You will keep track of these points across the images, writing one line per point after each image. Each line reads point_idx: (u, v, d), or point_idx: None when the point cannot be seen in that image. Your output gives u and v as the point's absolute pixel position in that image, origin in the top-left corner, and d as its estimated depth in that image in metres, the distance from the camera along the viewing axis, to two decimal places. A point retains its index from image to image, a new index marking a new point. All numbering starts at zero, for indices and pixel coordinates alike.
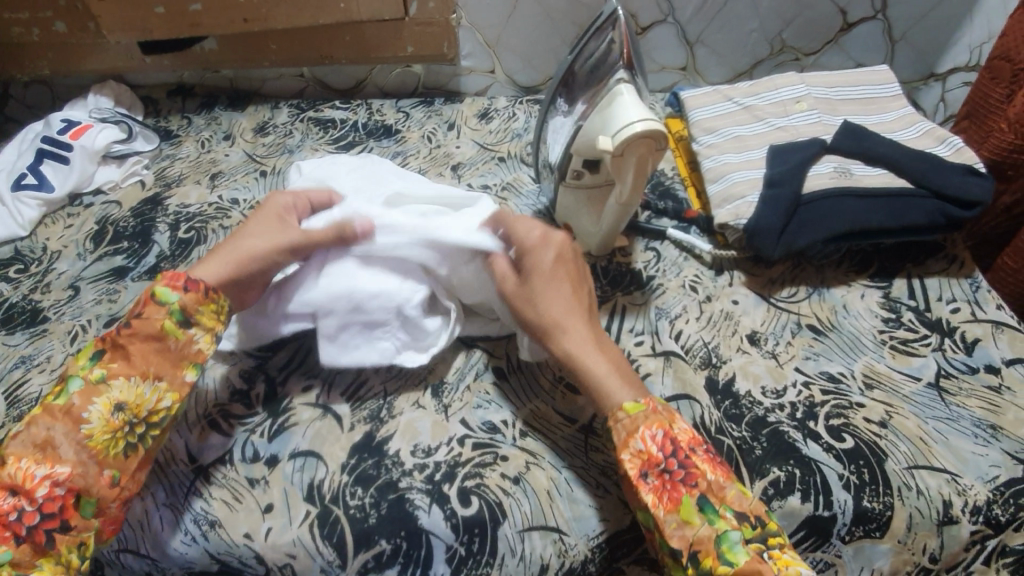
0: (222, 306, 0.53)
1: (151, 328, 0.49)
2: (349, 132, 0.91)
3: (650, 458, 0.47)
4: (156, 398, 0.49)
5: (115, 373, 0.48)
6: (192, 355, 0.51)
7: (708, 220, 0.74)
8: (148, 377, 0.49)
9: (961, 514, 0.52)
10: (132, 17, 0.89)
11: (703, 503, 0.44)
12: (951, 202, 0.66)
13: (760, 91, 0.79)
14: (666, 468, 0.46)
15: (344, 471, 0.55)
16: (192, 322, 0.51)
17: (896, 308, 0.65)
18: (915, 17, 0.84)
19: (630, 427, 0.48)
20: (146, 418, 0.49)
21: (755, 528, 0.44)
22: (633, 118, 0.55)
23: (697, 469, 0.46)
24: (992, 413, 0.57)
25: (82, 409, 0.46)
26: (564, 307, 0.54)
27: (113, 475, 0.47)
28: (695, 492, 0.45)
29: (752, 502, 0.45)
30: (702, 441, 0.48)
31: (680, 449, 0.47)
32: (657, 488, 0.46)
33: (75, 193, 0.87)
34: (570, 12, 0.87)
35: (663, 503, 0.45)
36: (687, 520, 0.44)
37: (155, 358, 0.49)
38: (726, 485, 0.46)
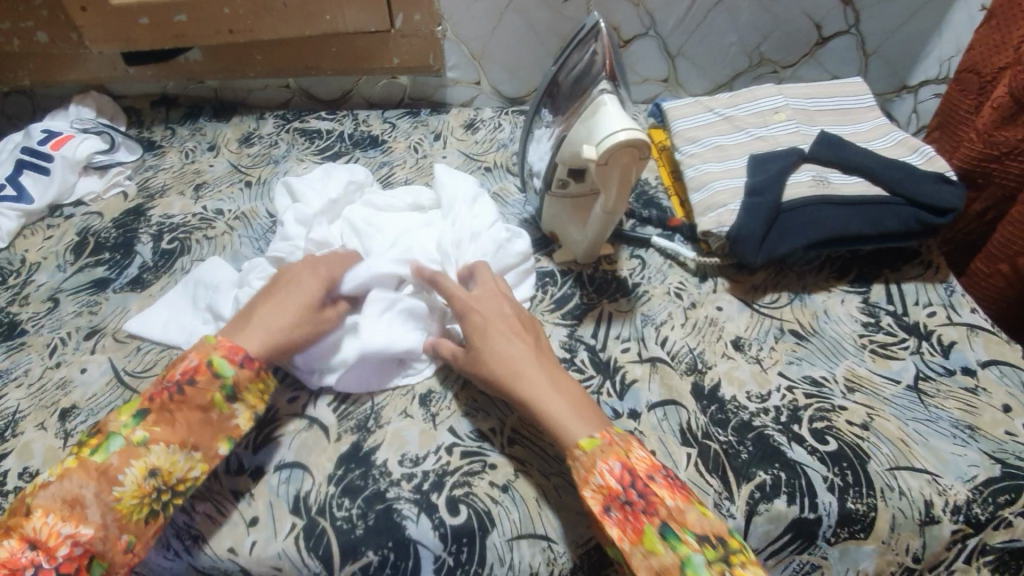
0: (268, 385, 0.54)
1: (202, 399, 0.50)
2: (336, 143, 0.91)
3: (611, 491, 0.47)
4: (188, 467, 0.49)
5: (157, 438, 0.49)
6: (230, 429, 0.51)
7: (691, 228, 0.75)
8: (186, 445, 0.49)
9: (942, 514, 0.53)
10: (115, 28, 0.88)
11: (664, 530, 0.45)
12: (925, 209, 0.68)
13: (740, 102, 0.81)
14: (626, 500, 0.47)
15: (331, 483, 0.54)
16: (238, 398, 0.52)
17: (875, 313, 0.67)
18: (886, 31, 0.87)
19: (587, 463, 0.48)
20: (173, 485, 0.49)
21: (718, 549, 0.44)
22: (616, 128, 0.56)
23: (656, 497, 0.46)
24: (969, 414, 0.58)
25: (118, 470, 0.47)
26: (515, 350, 0.55)
27: (128, 540, 0.47)
28: (656, 520, 0.45)
29: (713, 523, 0.46)
30: (659, 466, 0.49)
31: (638, 479, 0.47)
32: (620, 521, 0.46)
33: (56, 204, 0.86)
34: (554, 25, 0.88)
35: (627, 535, 0.46)
36: (652, 549, 0.45)
37: (198, 428, 0.50)
38: (686, 510, 0.46)
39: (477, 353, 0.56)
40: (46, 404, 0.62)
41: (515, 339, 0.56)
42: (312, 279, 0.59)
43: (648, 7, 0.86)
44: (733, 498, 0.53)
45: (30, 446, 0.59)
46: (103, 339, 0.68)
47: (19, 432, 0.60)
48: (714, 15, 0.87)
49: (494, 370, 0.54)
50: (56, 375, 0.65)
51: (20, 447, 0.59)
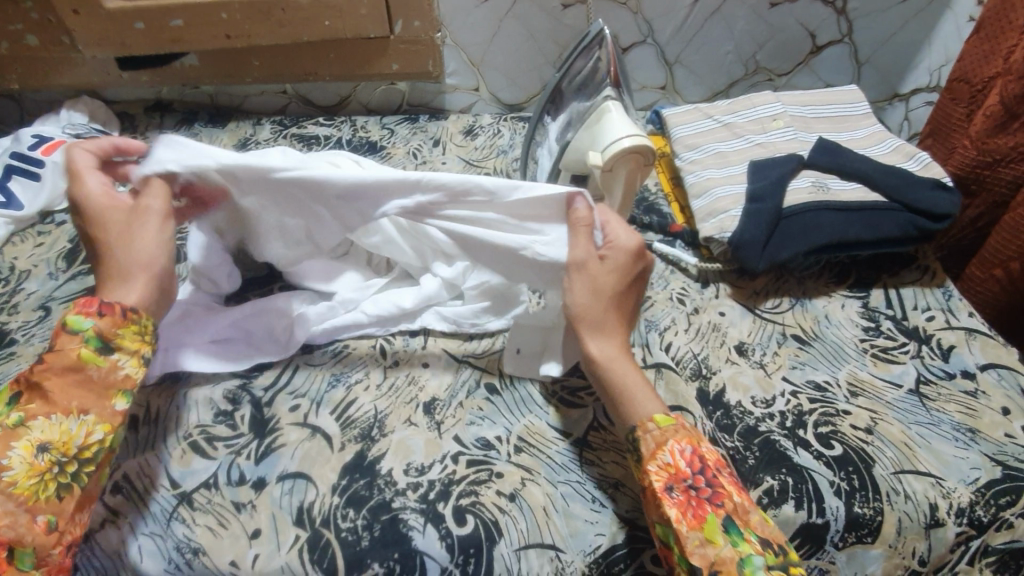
0: (144, 325, 0.52)
1: (64, 359, 0.48)
2: (333, 149, 0.91)
3: (678, 472, 0.48)
4: (85, 432, 0.48)
5: (33, 414, 0.47)
6: (119, 382, 0.50)
7: (693, 233, 0.75)
8: (71, 412, 0.48)
9: (947, 517, 0.53)
10: (109, 33, 0.87)
11: (728, 524, 0.45)
12: (923, 214, 0.69)
13: (739, 110, 0.82)
14: (692, 485, 0.47)
15: (335, 493, 0.53)
16: (113, 347, 0.50)
17: (875, 317, 0.68)
18: (878, 41, 0.89)
19: (659, 438, 0.50)
20: (75, 454, 0.47)
21: (779, 556, 0.44)
22: (621, 134, 0.56)
23: (724, 489, 0.47)
24: (969, 417, 0.59)
25: (2, 455, 0.45)
26: (606, 306, 0.55)
27: (49, 520, 0.46)
28: (721, 512, 0.46)
29: (775, 530, 0.46)
30: (726, 463, 0.49)
31: (708, 468, 0.48)
32: (681, 504, 0.47)
33: (46, 211, 0.84)
34: (553, 33, 0.89)
35: (687, 519, 0.46)
36: (710, 539, 0.45)
37: (76, 391, 0.48)
38: (751, 510, 0.46)
39: (591, 290, 0.55)
40: None
41: (625, 301, 0.57)
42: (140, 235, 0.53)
43: (646, 15, 0.87)
44: None
45: None
46: None
47: None
48: (711, 23, 0.88)
49: (591, 316, 0.55)
50: None
51: None
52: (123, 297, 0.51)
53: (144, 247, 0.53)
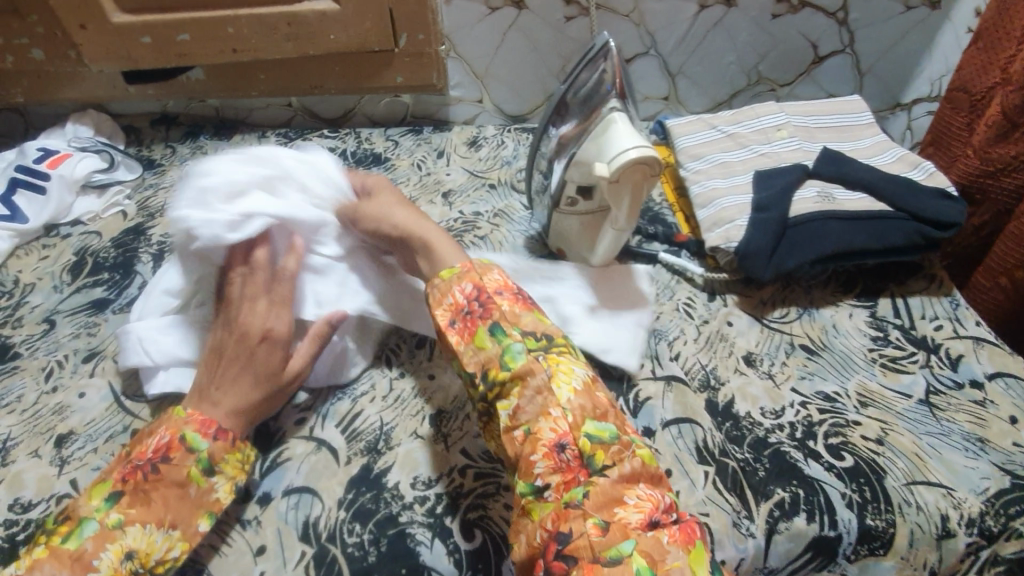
0: (245, 454, 0.53)
1: (177, 476, 0.49)
2: (338, 161, 0.91)
3: (457, 306, 0.55)
4: (166, 547, 0.47)
5: (132, 520, 0.47)
6: (210, 503, 0.50)
7: (698, 243, 0.75)
8: (163, 525, 0.47)
9: (958, 528, 0.53)
10: (117, 49, 0.88)
11: (494, 329, 0.52)
12: (929, 223, 0.68)
13: (742, 120, 0.82)
14: (467, 312, 0.54)
15: (341, 507, 0.53)
16: (216, 470, 0.50)
17: (882, 326, 0.67)
18: (880, 51, 0.89)
19: (444, 286, 0.57)
20: (152, 568, 0.46)
21: (539, 341, 0.52)
22: (628, 145, 0.57)
23: (493, 304, 0.54)
24: (979, 426, 0.58)
25: (93, 556, 0.45)
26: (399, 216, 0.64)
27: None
28: (488, 321, 0.53)
29: (545, 326, 0.54)
30: (509, 287, 0.56)
31: (484, 295, 0.54)
32: (460, 330, 0.54)
33: (52, 224, 0.85)
34: (556, 46, 0.89)
35: (463, 338, 0.53)
36: (480, 346, 0.52)
37: (176, 505, 0.48)
38: (520, 314, 0.54)
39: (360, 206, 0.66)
40: (41, 430, 0.61)
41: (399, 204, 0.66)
42: (242, 373, 0.54)
43: (648, 27, 0.87)
44: (753, 517, 0.52)
45: (24, 476, 0.57)
46: (102, 361, 0.66)
47: (13, 460, 0.58)
48: (714, 35, 0.88)
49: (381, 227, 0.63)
50: (53, 400, 0.63)
51: (12, 476, 0.57)
52: (230, 423, 0.53)
53: (243, 382, 0.54)
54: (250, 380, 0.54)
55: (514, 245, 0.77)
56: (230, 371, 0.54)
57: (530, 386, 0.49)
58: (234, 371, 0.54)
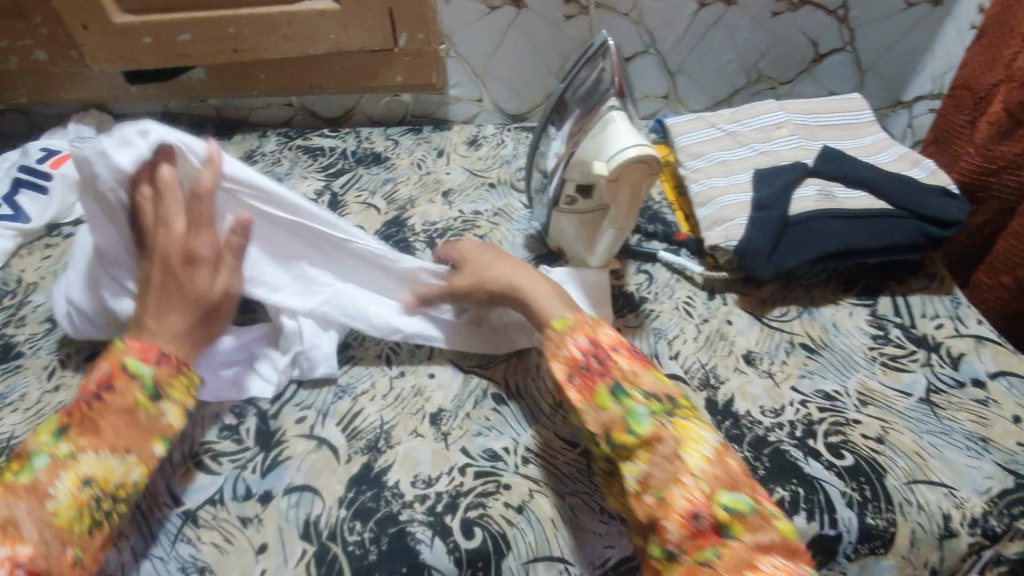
0: (193, 379, 0.54)
1: (123, 401, 0.50)
2: (338, 160, 0.92)
3: (574, 360, 0.53)
4: (125, 471, 0.48)
5: (84, 448, 0.47)
6: (163, 428, 0.51)
7: (697, 242, 0.75)
8: (118, 450, 0.48)
9: (959, 528, 0.53)
10: (118, 49, 0.88)
11: (615, 389, 0.50)
12: (929, 221, 0.68)
13: (742, 118, 0.82)
14: (585, 366, 0.52)
15: (342, 506, 0.53)
16: (163, 396, 0.51)
17: (883, 325, 0.67)
18: (880, 49, 0.89)
19: (557, 338, 0.54)
20: (113, 492, 0.47)
21: (665, 403, 0.50)
22: (627, 143, 0.57)
23: (612, 361, 0.52)
24: (981, 426, 0.58)
25: (49, 484, 0.45)
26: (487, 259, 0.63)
27: (75, 555, 0.45)
28: (608, 380, 0.51)
29: (664, 386, 0.51)
30: (624, 342, 0.54)
31: (601, 350, 0.53)
32: (579, 385, 0.52)
33: (54, 223, 0.85)
34: (556, 44, 0.89)
35: (582, 395, 0.51)
36: (602, 406, 0.50)
37: (128, 432, 0.49)
38: (641, 373, 0.52)
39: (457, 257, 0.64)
40: None
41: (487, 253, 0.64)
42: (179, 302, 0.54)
43: (648, 26, 0.87)
44: None
45: None
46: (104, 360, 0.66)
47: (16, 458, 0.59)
48: (713, 33, 0.88)
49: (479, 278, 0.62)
50: (56, 399, 0.63)
51: None
52: (171, 348, 0.53)
53: (177, 310, 0.54)
54: (184, 305, 0.54)
55: (513, 244, 0.77)
56: (168, 298, 0.54)
57: (660, 454, 0.47)
58: (166, 297, 0.54)
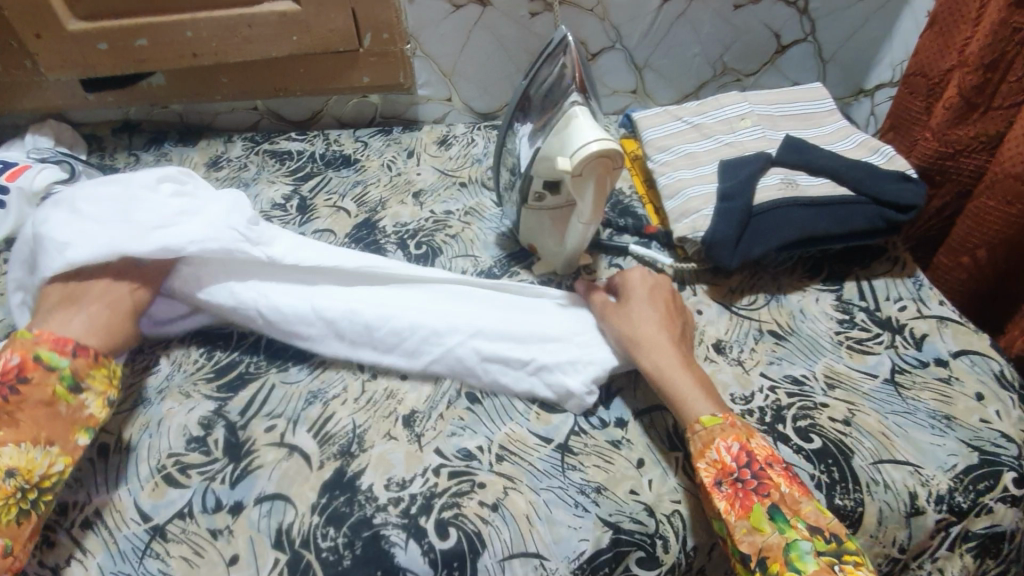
0: (112, 370, 0.56)
1: (40, 393, 0.51)
2: (307, 164, 0.91)
3: (726, 467, 0.50)
4: (48, 462, 0.50)
5: (4, 440, 0.49)
6: (85, 419, 0.53)
7: (667, 234, 0.76)
8: (40, 441, 0.50)
9: (926, 505, 0.54)
10: (73, 56, 0.86)
11: (774, 513, 0.47)
12: (888, 206, 0.70)
13: (706, 111, 0.83)
14: (739, 478, 0.49)
15: (315, 512, 0.52)
16: (83, 387, 0.53)
17: (848, 309, 0.68)
18: (840, 39, 0.91)
19: (705, 437, 0.52)
20: (37, 482, 0.49)
21: (830, 543, 0.45)
22: (589, 139, 0.57)
23: (771, 481, 0.49)
24: (945, 404, 0.60)
25: None
26: (649, 323, 0.59)
27: (5, 544, 0.47)
28: (767, 501, 0.48)
29: (830, 521, 0.47)
30: (779, 456, 0.51)
31: (755, 461, 0.50)
32: (729, 496, 0.49)
33: (13, 237, 0.83)
34: (522, 42, 0.89)
35: (734, 509, 0.48)
36: (757, 528, 0.47)
37: (47, 423, 0.51)
38: (801, 500, 0.48)
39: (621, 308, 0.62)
40: None
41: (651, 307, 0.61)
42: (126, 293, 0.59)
43: (613, 21, 0.88)
44: None
45: None
46: None
47: None
48: (678, 27, 0.89)
49: (632, 337, 0.59)
50: None
51: None
52: (88, 341, 0.55)
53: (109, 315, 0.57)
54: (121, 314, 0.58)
55: (485, 243, 0.77)
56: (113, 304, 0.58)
57: None
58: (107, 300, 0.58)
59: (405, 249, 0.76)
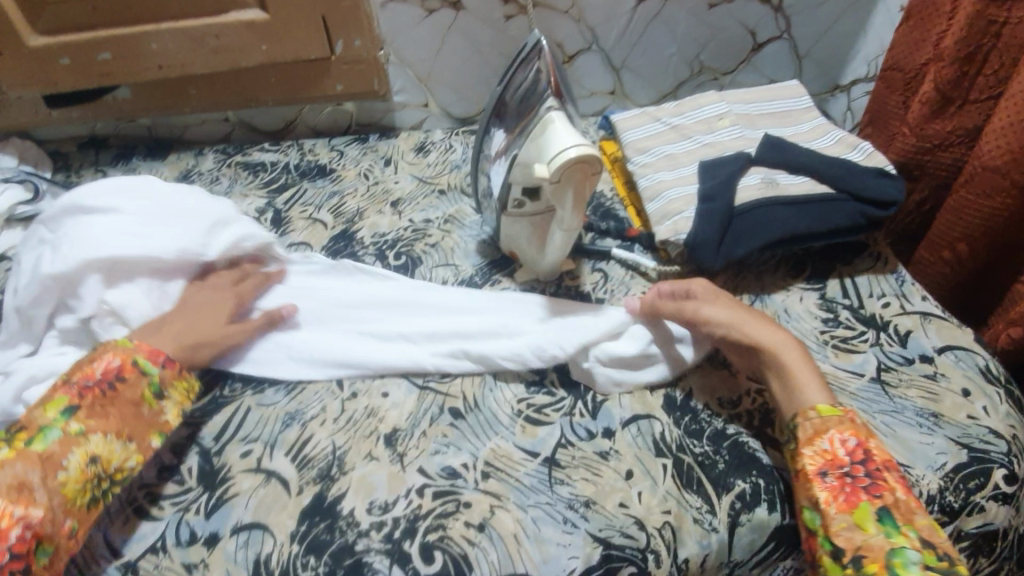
0: (191, 384, 0.58)
1: (132, 394, 0.54)
2: (280, 175, 0.88)
3: (835, 459, 0.50)
4: (125, 456, 0.52)
5: (93, 428, 0.51)
6: (161, 424, 0.55)
7: (649, 237, 0.75)
8: (123, 435, 0.52)
9: (917, 505, 0.53)
10: (34, 71, 0.83)
11: (883, 515, 0.47)
12: (869, 203, 0.70)
13: (684, 111, 0.83)
14: (849, 473, 0.49)
15: (294, 541, 0.50)
16: (165, 395, 0.56)
17: (833, 308, 0.68)
18: (815, 36, 0.90)
19: (818, 425, 0.52)
20: (112, 473, 0.51)
21: (940, 560, 0.44)
22: (567, 145, 0.56)
23: (886, 484, 0.48)
24: (932, 401, 0.59)
25: (62, 456, 0.49)
26: (737, 313, 0.60)
27: (73, 525, 0.48)
28: (877, 502, 0.47)
29: (943, 540, 0.45)
30: (896, 465, 0.50)
31: (871, 462, 0.49)
32: (833, 488, 0.49)
33: None
34: (497, 45, 0.88)
35: (836, 502, 0.48)
36: (861, 525, 0.47)
37: (132, 421, 0.53)
38: (917, 512, 0.47)
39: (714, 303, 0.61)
40: None
41: (743, 311, 0.60)
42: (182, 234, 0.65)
43: (588, 22, 0.87)
44: (714, 512, 0.52)
45: None
46: None
47: None
48: (654, 27, 0.88)
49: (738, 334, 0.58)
50: None
51: None
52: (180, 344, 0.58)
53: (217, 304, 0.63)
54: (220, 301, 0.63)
55: (466, 251, 0.75)
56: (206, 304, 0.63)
57: None
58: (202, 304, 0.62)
59: (383, 261, 0.74)
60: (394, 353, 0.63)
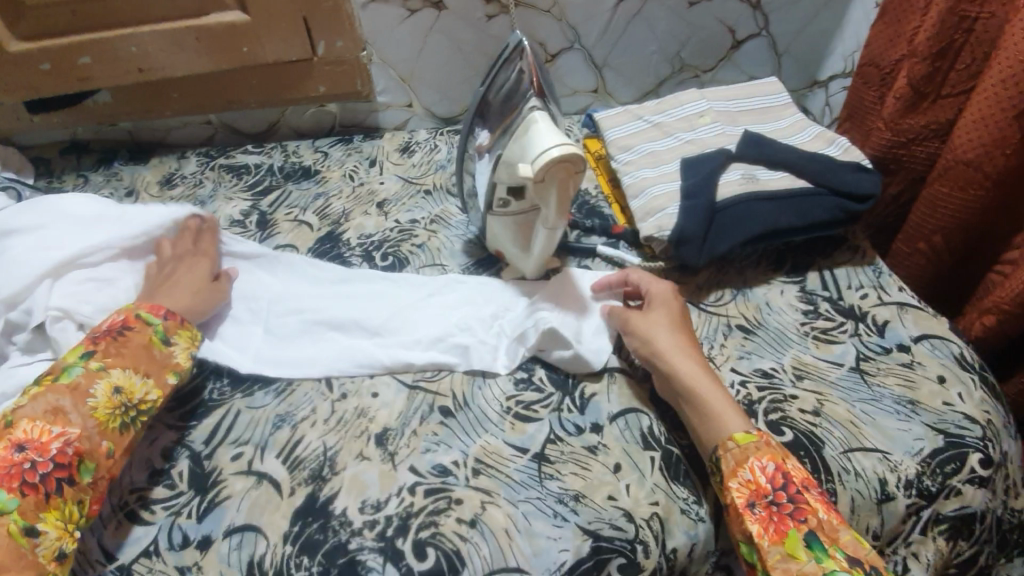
0: (195, 333, 0.61)
1: (141, 339, 0.56)
2: (265, 177, 0.88)
3: (760, 488, 0.50)
4: (145, 390, 0.54)
5: (113, 364, 0.54)
6: (174, 363, 0.57)
7: (634, 234, 0.76)
8: (140, 371, 0.54)
9: (896, 490, 0.55)
10: (14, 76, 0.82)
11: (811, 539, 0.47)
12: (847, 197, 0.71)
13: (666, 109, 0.84)
14: (774, 501, 0.49)
15: (287, 542, 0.51)
16: (172, 340, 0.58)
17: (813, 300, 0.70)
18: (792, 33, 0.92)
19: (739, 456, 0.51)
20: (137, 404, 0.53)
21: None
22: (550, 144, 0.57)
23: (808, 506, 0.48)
24: (909, 389, 0.61)
25: (89, 386, 0.52)
26: (666, 332, 0.60)
27: (109, 447, 0.51)
28: (804, 527, 0.47)
29: (869, 552, 0.46)
30: (814, 481, 0.50)
31: (791, 484, 0.49)
32: (764, 519, 0.49)
33: None
34: (479, 45, 0.88)
35: (768, 534, 0.48)
36: (793, 554, 0.47)
37: (146, 360, 0.55)
38: (839, 528, 0.47)
39: (644, 321, 0.61)
40: None
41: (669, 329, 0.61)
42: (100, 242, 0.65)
43: (570, 21, 0.87)
44: (701, 502, 0.54)
45: None
46: None
47: None
48: (635, 25, 0.89)
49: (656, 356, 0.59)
50: None
51: None
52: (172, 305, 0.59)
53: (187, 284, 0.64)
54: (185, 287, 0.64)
55: (452, 250, 0.76)
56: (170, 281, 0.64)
57: None
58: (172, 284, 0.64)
59: (370, 261, 0.75)
60: (382, 353, 0.63)
